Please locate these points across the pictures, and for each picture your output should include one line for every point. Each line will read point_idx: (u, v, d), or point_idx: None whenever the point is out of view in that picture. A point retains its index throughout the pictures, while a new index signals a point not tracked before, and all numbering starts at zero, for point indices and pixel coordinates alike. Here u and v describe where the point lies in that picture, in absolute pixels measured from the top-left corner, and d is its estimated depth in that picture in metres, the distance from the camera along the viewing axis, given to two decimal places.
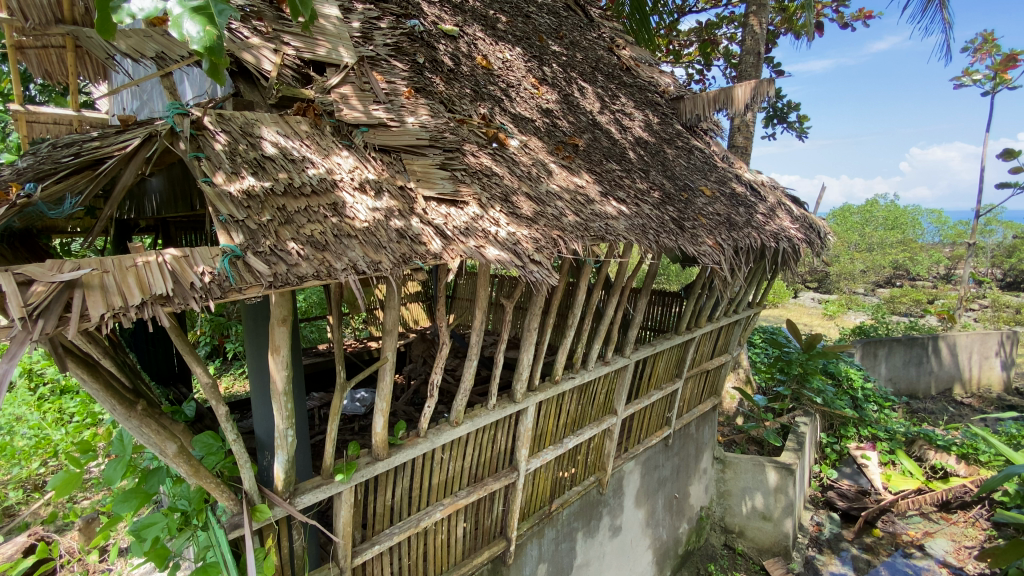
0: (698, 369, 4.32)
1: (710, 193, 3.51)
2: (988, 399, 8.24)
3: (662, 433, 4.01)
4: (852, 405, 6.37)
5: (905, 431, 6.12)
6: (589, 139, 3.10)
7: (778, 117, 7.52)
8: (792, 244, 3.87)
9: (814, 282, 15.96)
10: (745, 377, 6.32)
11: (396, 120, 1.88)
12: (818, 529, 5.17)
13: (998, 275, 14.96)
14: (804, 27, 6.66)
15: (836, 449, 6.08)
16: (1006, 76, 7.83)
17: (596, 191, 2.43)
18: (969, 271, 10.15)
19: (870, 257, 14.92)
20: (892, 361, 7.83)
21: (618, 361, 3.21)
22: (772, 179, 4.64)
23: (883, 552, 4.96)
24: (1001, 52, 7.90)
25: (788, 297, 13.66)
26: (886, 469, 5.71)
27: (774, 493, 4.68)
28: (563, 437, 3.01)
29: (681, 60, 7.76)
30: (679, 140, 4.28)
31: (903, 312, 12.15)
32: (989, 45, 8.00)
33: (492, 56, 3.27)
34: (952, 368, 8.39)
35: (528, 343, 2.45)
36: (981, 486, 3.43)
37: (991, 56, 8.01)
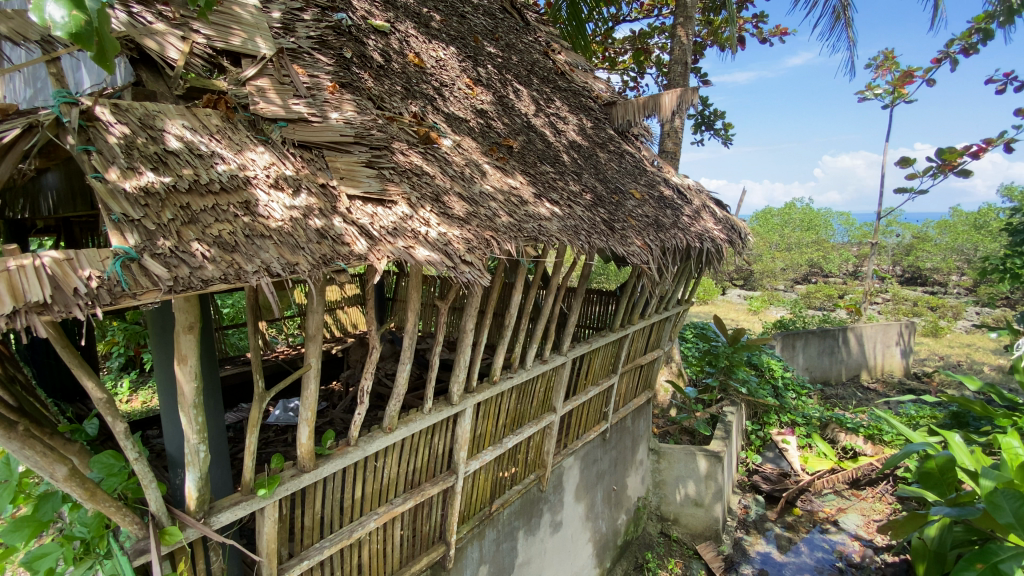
0: (632, 365, 4.47)
1: (640, 195, 3.64)
2: (890, 384, 9.10)
3: (600, 427, 4.12)
4: (774, 394, 6.84)
5: (819, 416, 6.63)
6: (523, 141, 3.12)
7: (706, 125, 7.96)
8: (715, 244, 4.10)
9: (740, 280, 17.04)
10: (678, 371, 6.63)
11: (318, 115, 1.80)
12: (745, 512, 5.52)
13: (897, 271, 16.59)
14: (728, 40, 7.08)
15: (759, 436, 6.50)
16: (902, 91, 8.66)
17: (530, 193, 2.45)
18: (872, 268, 11.19)
19: (788, 257, 16.13)
20: (808, 352, 8.50)
21: (556, 359, 3.25)
22: (698, 183, 4.90)
23: (802, 529, 5.33)
24: (898, 69, 8.72)
25: (716, 294, 14.51)
26: (804, 452, 6.15)
27: (705, 480, 4.94)
28: (502, 437, 3.01)
29: (616, 67, 8.03)
30: (612, 144, 4.42)
31: (818, 307, 13.21)
32: (888, 63, 8.82)
33: (425, 54, 3.22)
34: (859, 357, 9.22)
35: (464, 344, 2.41)
36: (885, 464, 3.71)
37: (890, 73, 8.83)
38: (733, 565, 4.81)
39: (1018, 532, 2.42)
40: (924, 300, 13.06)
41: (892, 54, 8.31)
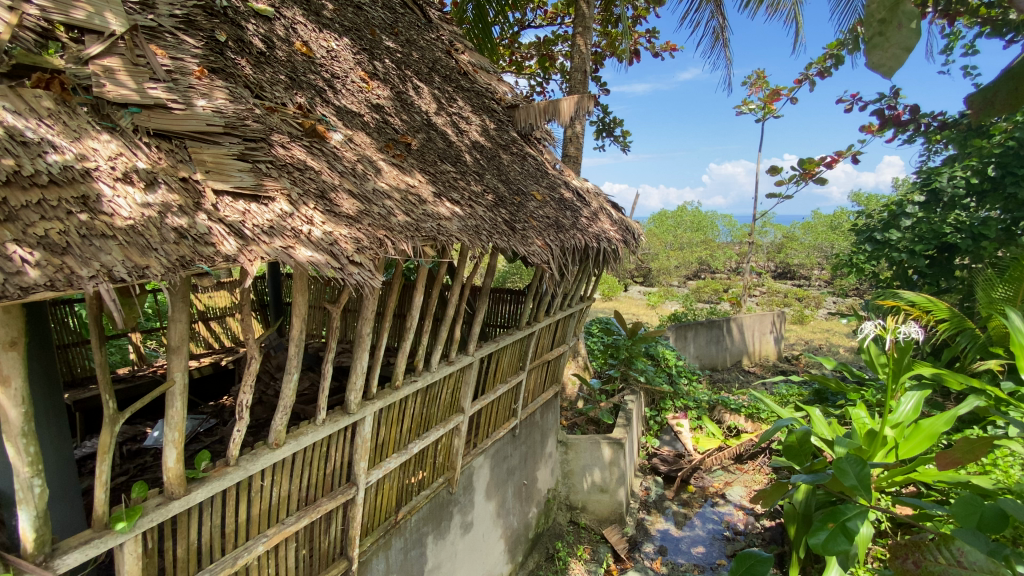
0: (540, 361, 4.58)
1: (541, 198, 3.73)
2: (766, 366, 10.23)
3: (509, 424, 4.16)
4: (669, 381, 7.40)
5: (708, 399, 7.27)
6: (422, 139, 3.05)
7: (606, 131, 8.41)
8: (611, 244, 4.33)
9: (640, 277, 18.23)
10: (584, 364, 6.93)
11: (180, 102, 1.63)
12: (646, 493, 5.92)
13: (771, 267, 18.70)
14: (624, 52, 7.51)
15: (657, 421, 6.99)
16: (772, 107, 9.75)
17: (430, 192, 2.40)
18: (750, 264, 12.51)
19: (681, 255, 17.55)
20: (698, 341, 9.31)
21: (462, 360, 3.22)
22: (596, 187, 5.14)
23: (696, 504, 5.79)
24: (768, 88, 9.80)
25: (619, 290, 15.41)
26: (695, 433, 6.71)
27: (609, 466, 5.20)
28: (407, 443, 2.93)
29: (523, 71, 8.20)
30: (514, 146, 4.49)
31: (706, 300, 14.51)
32: (761, 81, 9.85)
33: (314, 43, 3.05)
34: (740, 344, 10.26)
35: (360, 349, 2.30)
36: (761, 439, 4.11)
37: (762, 90, 9.90)
38: (636, 545, 5.11)
39: (861, 493, 2.80)
40: (791, 292, 14.86)
41: (764, 74, 9.32)
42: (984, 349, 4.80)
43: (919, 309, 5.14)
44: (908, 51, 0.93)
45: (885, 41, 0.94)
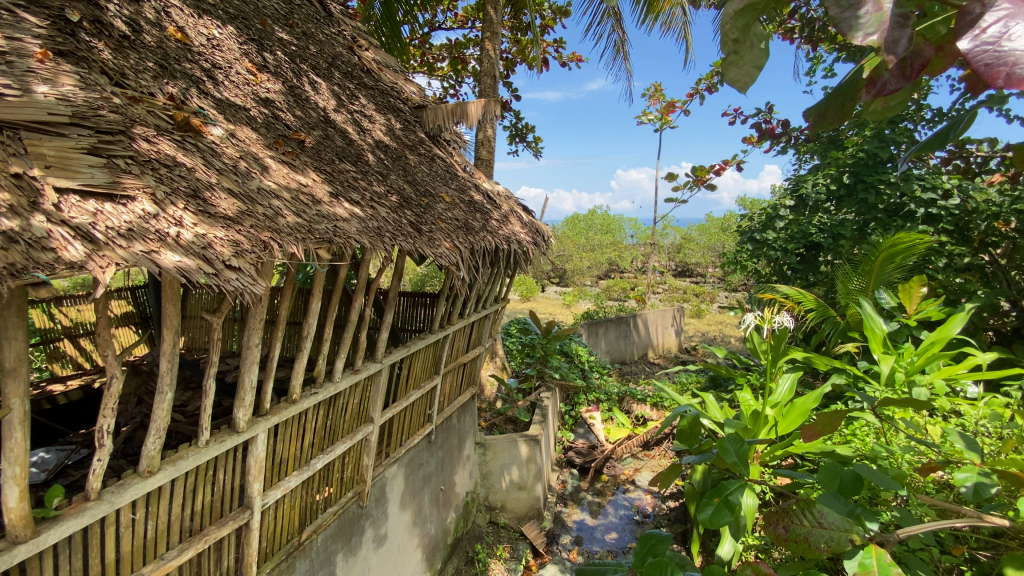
0: (455, 364, 4.54)
1: (450, 200, 3.70)
2: (669, 358, 11.00)
3: (424, 431, 4.07)
4: (582, 376, 7.71)
5: (617, 391, 7.67)
6: (318, 137, 2.91)
7: (519, 136, 8.59)
8: (522, 246, 4.42)
9: (555, 277, 18.84)
10: (501, 364, 7.01)
11: (14, 87, 1.41)
12: (563, 486, 6.10)
13: (672, 266, 20.18)
14: (534, 59, 7.72)
15: (572, 415, 7.25)
16: (668, 118, 10.53)
17: (325, 192, 2.28)
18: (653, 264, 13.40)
19: (593, 256, 18.38)
20: (608, 338, 9.79)
21: (369, 368, 3.10)
22: (506, 190, 5.21)
23: (609, 493, 6.05)
24: (664, 100, 10.57)
25: (536, 291, 15.82)
26: (607, 424, 7.02)
27: (526, 464, 5.28)
28: (310, 458, 2.77)
29: (435, 73, 8.13)
30: (422, 147, 4.41)
31: (615, 298, 15.31)
32: (658, 93, 10.62)
33: (192, 29, 2.79)
34: (646, 338, 10.94)
35: (248, 362, 2.13)
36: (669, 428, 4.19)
37: (659, 102, 10.65)
38: (554, 538, 5.24)
39: (740, 467, 3.08)
40: (690, 289, 16.10)
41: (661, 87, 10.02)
42: (843, 333, 5.51)
43: (793, 299, 5.78)
44: (758, 69, 1.04)
45: (739, 59, 1.03)
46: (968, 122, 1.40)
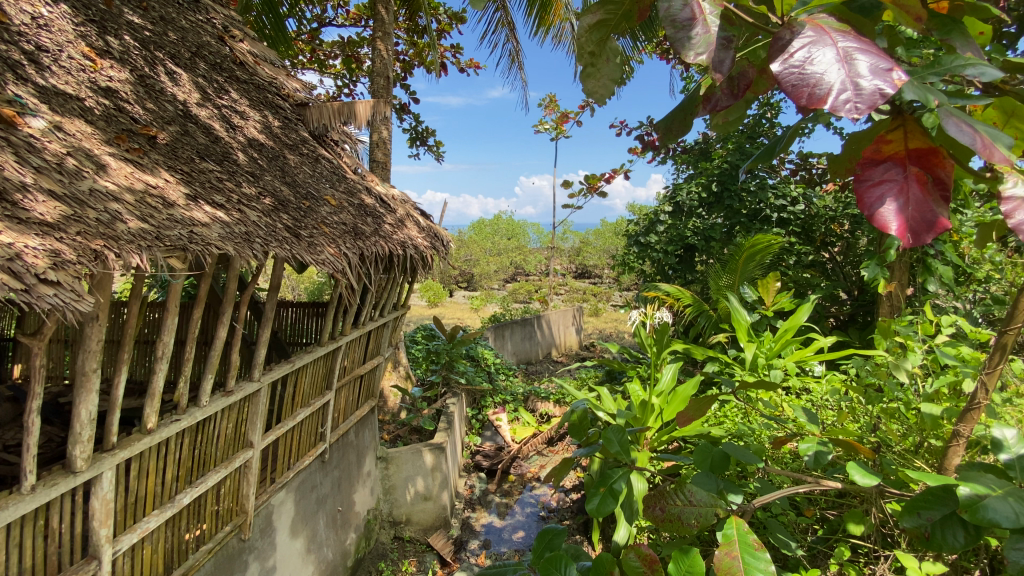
0: (349, 377, 4.30)
1: (336, 203, 3.51)
2: (572, 355, 11.46)
3: (316, 450, 3.81)
4: (488, 379, 7.75)
5: (523, 392, 7.81)
6: (175, 133, 2.61)
7: (419, 139, 8.45)
8: (418, 251, 4.32)
9: (462, 282, 18.87)
10: (404, 374, 6.81)
11: None
12: (471, 491, 6.03)
13: (572, 268, 21.10)
14: (431, 63, 7.65)
15: (478, 419, 7.24)
16: (563, 127, 11.03)
17: (180, 194, 2.05)
18: None
19: (498, 260, 18.66)
20: (514, 339, 9.96)
21: (245, 387, 2.83)
22: (401, 194, 5.08)
23: (516, 492, 6.06)
24: (558, 110, 11.05)
25: (443, 296, 15.72)
26: (513, 424, 7.09)
27: (431, 473, 5.16)
28: (175, 493, 2.47)
29: (327, 70, 7.72)
30: (305, 147, 4.15)
31: (521, 300, 15.66)
32: (552, 104, 11.08)
33: (8, 5, 2.38)
34: (549, 337, 11.29)
35: (87, 389, 1.85)
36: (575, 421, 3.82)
37: (554, 112, 11.12)
38: (462, 545, 5.14)
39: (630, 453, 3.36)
40: (589, 290, 16.91)
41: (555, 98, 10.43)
42: (716, 324, 6.13)
43: (674, 296, 6.32)
44: (614, 83, 1.09)
45: (596, 71, 1.08)
46: (787, 140, 1.67)
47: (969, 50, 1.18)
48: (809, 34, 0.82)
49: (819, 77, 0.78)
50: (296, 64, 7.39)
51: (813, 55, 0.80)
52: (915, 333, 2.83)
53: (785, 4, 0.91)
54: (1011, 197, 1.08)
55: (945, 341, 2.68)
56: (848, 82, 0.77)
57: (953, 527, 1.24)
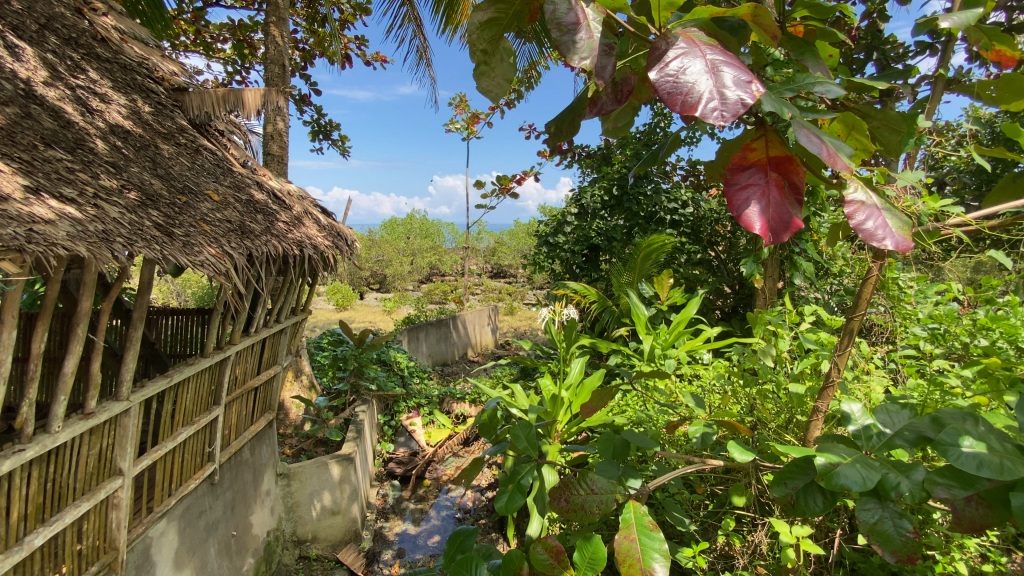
0: (242, 389, 3.95)
1: (219, 199, 3.20)
2: (488, 355, 11.50)
3: (203, 471, 3.45)
4: (401, 384, 7.53)
5: (438, 394, 7.67)
6: (14, 115, 2.23)
7: (322, 133, 8.01)
8: (317, 250, 4.06)
9: (374, 284, 18.26)
10: (309, 383, 6.42)
11: None
12: (383, 500, 5.79)
13: (487, 268, 21.20)
14: (333, 54, 7.28)
15: (391, 425, 7.01)
16: (473, 127, 11.04)
17: (19, 186, 1.76)
18: None
19: (411, 260, 18.27)
20: (429, 341, 9.78)
21: (111, 407, 2.49)
22: (299, 190, 4.76)
23: (431, 497, 5.86)
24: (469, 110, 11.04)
25: (353, 299, 15.08)
26: (428, 428, 6.91)
27: (339, 486, 4.84)
28: (22, 536, 2.11)
29: (215, 55, 7.05)
30: (183, 136, 3.74)
31: (436, 302, 15.44)
32: (463, 103, 11.04)
33: None
34: (465, 337, 11.21)
35: None
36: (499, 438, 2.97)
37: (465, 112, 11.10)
38: (374, 557, 4.89)
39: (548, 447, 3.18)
40: (504, 289, 17.05)
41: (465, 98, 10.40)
42: (619, 318, 6.47)
43: (582, 294, 6.58)
44: (509, 82, 1.09)
45: (490, 70, 1.06)
46: (668, 147, 1.81)
47: (818, 70, 1.36)
48: (682, 45, 0.88)
49: (692, 85, 0.84)
50: (178, 46, 6.68)
51: (686, 64, 0.86)
52: (784, 322, 3.17)
53: (662, 18, 0.97)
54: (851, 200, 1.24)
55: (806, 327, 3.04)
56: (715, 92, 0.83)
57: (813, 494, 1.40)
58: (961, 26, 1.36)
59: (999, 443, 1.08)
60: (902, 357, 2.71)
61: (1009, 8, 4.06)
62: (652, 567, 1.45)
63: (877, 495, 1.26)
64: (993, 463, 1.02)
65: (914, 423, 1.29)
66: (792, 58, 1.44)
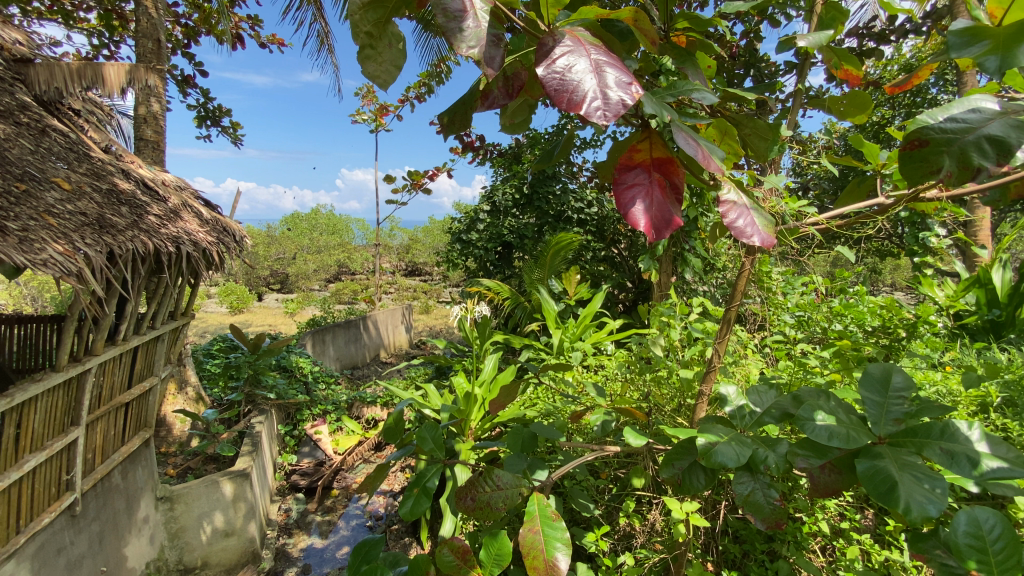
0: (109, 405, 3.47)
1: (73, 188, 2.78)
2: (401, 356, 11.17)
3: (62, 503, 2.98)
4: (305, 390, 7.07)
5: (346, 399, 7.29)
6: None
7: (211, 119, 7.28)
8: (197, 247, 3.70)
9: (276, 284, 17.08)
10: (195, 395, 5.80)
11: None
12: (286, 516, 5.36)
13: (400, 266, 20.64)
14: (222, 33, 6.65)
15: (294, 435, 6.55)
16: (382, 121, 10.66)
17: None
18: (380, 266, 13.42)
19: (318, 259, 17.31)
20: (337, 343, 9.29)
21: None
22: (177, 180, 4.28)
23: (340, 507, 5.52)
24: (377, 102, 10.65)
25: (251, 301, 13.94)
26: (335, 435, 6.55)
27: (232, 505, 4.43)
28: None
29: (75, 25, 6.13)
30: (25, 114, 3.20)
31: (345, 302, 14.74)
32: (370, 95, 10.63)
33: None
34: (376, 339, 10.78)
35: None
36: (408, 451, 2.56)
37: (372, 104, 10.68)
38: None
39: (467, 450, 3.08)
40: (419, 288, 16.71)
41: (373, 89, 10.00)
42: (530, 314, 6.59)
43: (495, 290, 6.61)
44: (398, 69, 1.03)
45: (377, 55, 1.00)
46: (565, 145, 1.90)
47: (696, 78, 1.46)
48: (568, 44, 0.89)
49: (577, 83, 0.85)
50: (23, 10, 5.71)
51: (572, 63, 0.87)
52: (676, 314, 3.42)
53: (551, 16, 0.97)
54: (725, 201, 1.34)
55: (694, 317, 3.30)
56: (599, 92, 0.85)
57: (696, 472, 1.52)
58: (813, 46, 1.54)
59: (846, 415, 1.24)
60: (773, 342, 3.03)
61: (857, 35, 4.74)
62: (556, 558, 1.47)
63: (749, 469, 1.39)
64: (840, 434, 1.16)
65: (778, 402, 1.44)
66: (674, 66, 1.53)
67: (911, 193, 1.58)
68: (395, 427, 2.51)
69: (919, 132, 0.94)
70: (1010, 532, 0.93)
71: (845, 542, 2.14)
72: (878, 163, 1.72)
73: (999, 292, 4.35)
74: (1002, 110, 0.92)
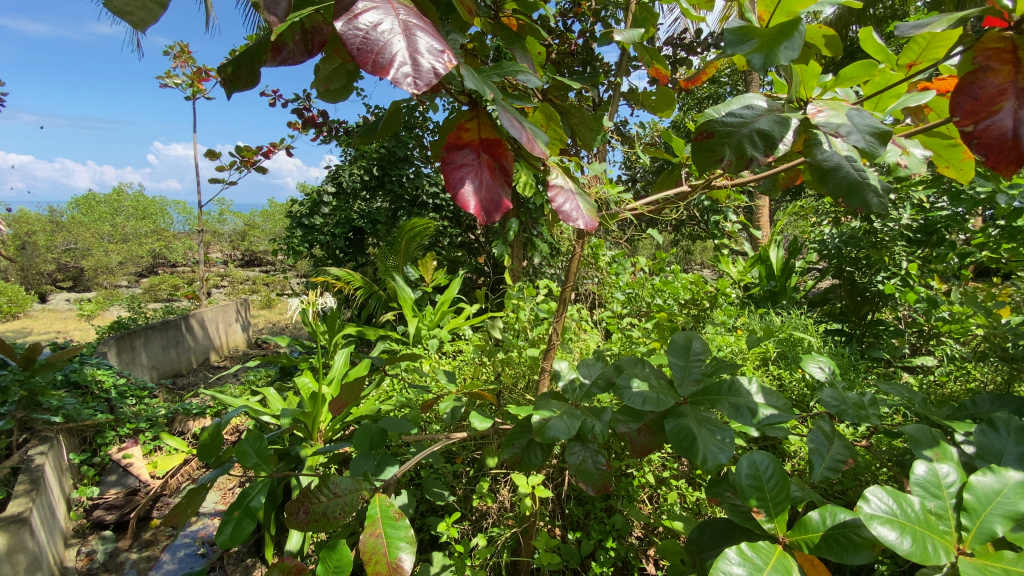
0: None
1: None
2: (237, 358, 9.90)
3: None
4: (107, 408, 5.86)
5: (165, 412, 6.21)
6: None
7: None
8: None
9: (66, 281, 14.00)
10: None
11: None
12: (88, 560, 4.38)
13: (234, 256, 18.31)
14: None
15: (94, 463, 5.39)
16: (200, 87, 9.19)
17: None
18: (206, 257, 11.71)
19: (124, 249, 14.49)
20: (151, 349, 7.89)
21: None
22: None
23: (163, 539, 4.66)
24: (193, 65, 9.14)
25: (27, 304, 11.12)
26: (152, 456, 5.56)
27: (9, 558, 3.48)
28: None
29: None
30: None
31: (163, 299, 12.57)
32: (183, 56, 9.07)
33: None
34: (204, 340, 9.39)
35: None
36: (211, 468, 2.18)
37: (187, 67, 9.15)
38: None
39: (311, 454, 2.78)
40: (259, 279, 15.03)
41: (186, 51, 8.55)
42: (385, 303, 6.31)
43: (344, 279, 6.20)
44: (161, 7, 0.77)
45: None
46: (390, 120, 1.76)
47: (523, 61, 1.47)
48: None
49: (384, 43, 0.76)
50: None
51: (377, 21, 0.78)
52: (524, 296, 3.53)
53: None
54: (553, 185, 1.37)
55: (541, 299, 3.45)
56: (408, 57, 0.77)
57: (533, 449, 1.56)
58: (628, 42, 1.64)
59: (657, 379, 1.37)
60: (607, 319, 3.31)
61: (671, 45, 5.39)
62: (398, 558, 1.40)
63: (580, 439, 1.47)
64: (652, 398, 1.28)
65: (603, 373, 1.55)
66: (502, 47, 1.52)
67: (706, 182, 1.80)
68: (211, 444, 2.17)
69: (706, 124, 1.04)
70: (779, 470, 1.11)
71: (666, 489, 2.45)
72: (683, 155, 1.92)
73: (774, 267, 5.35)
74: (768, 107, 1.07)
